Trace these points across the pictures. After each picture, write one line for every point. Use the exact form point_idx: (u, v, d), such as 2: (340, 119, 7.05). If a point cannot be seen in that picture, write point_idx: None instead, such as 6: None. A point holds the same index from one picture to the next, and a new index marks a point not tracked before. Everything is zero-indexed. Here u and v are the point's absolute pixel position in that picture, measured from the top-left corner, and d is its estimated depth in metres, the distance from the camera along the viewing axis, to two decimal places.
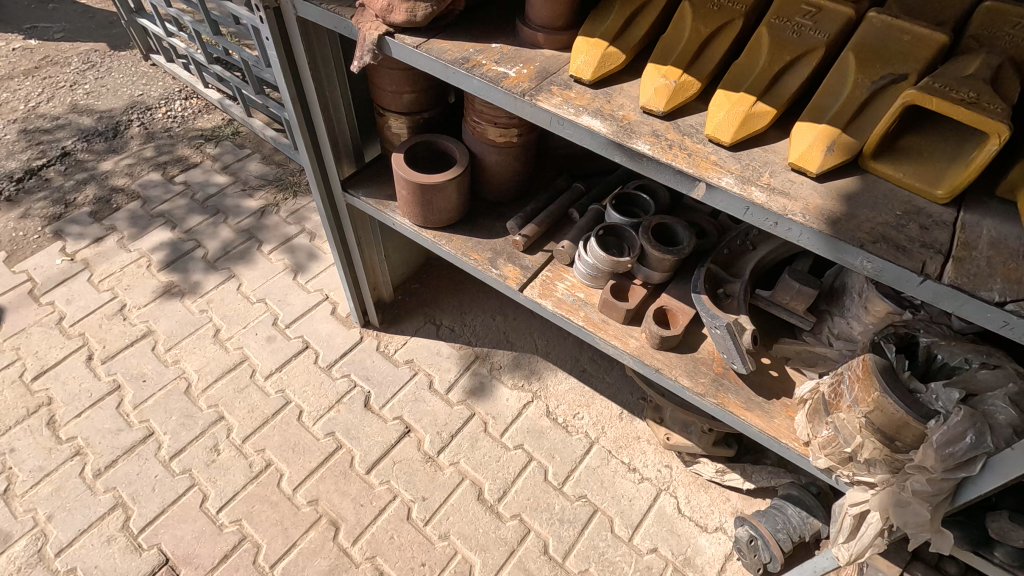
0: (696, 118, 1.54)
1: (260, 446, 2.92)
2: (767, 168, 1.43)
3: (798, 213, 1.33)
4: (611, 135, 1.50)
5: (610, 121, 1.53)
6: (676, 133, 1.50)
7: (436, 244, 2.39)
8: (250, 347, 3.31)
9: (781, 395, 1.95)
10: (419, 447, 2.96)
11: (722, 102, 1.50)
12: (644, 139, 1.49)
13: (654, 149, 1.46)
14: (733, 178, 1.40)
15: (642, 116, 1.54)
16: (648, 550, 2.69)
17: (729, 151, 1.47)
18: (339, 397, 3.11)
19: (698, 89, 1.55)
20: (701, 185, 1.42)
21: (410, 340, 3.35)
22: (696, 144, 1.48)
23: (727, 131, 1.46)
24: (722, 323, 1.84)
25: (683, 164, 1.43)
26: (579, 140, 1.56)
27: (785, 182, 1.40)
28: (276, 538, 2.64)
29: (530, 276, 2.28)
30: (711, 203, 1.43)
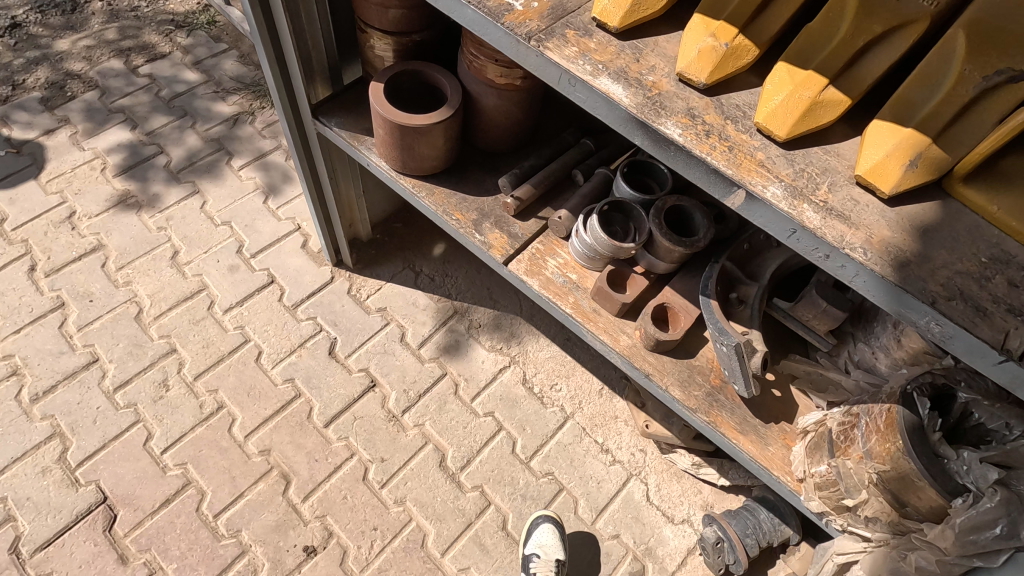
0: (743, 97, 1.20)
1: (213, 387, 2.72)
2: (826, 177, 1.11)
3: (857, 247, 1.03)
4: (634, 109, 1.15)
5: (634, 88, 1.18)
6: (717, 116, 1.16)
7: (414, 196, 2.06)
8: (210, 275, 3.03)
9: (780, 419, 1.73)
10: (382, 404, 2.78)
11: (782, 81, 1.15)
12: (675, 120, 1.15)
13: (686, 136, 1.13)
14: (781, 189, 1.08)
15: (677, 88, 1.19)
16: (610, 536, 2.60)
17: (781, 149, 1.14)
18: (302, 341, 2.88)
19: (753, 57, 1.20)
20: (740, 193, 1.10)
21: (385, 287, 3.08)
22: (739, 134, 1.14)
23: (782, 123, 1.12)
24: (732, 342, 1.58)
25: (720, 161, 1.11)
26: (593, 108, 1.22)
27: (847, 201, 1.08)
28: (222, 486, 2.51)
29: (518, 247, 1.98)
30: (748, 215, 1.13)
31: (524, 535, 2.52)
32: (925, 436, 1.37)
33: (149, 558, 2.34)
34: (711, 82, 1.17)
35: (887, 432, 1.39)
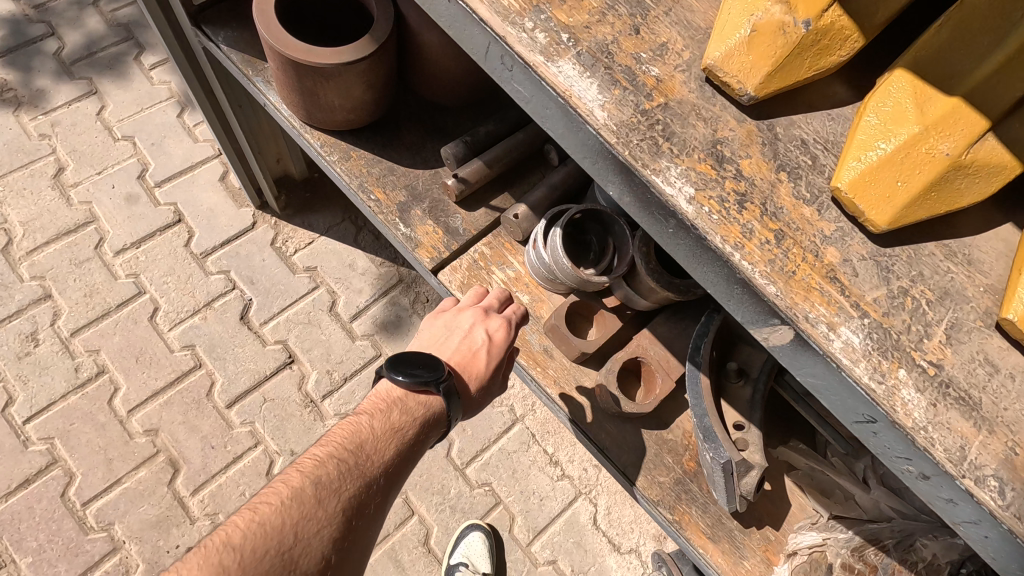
0: (816, 125, 0.81)
1: (94, 347, 2.27)
2: (949, 307, 0.75)
3: (991, 484, 0.68)
4: (609, 132, 0.77)
5: (617, 88, 0.79)
6: (766, 165, 0.78)
7: (324, 159, 1.51)
8: (101, 205, 2.47)
9: (765, 523, 1.32)
10: (300, 386, 2.34)
11: (899, 113, 0.76)
12: (686, 169, 0.77)
13: (700, 205, 0.75)
14: (860, 336, 0.72)
15: (699, 95, 0.80)
16: (545, 561, 2.30)
17: (864, 236, 0.77)
18: (209, 300, 2.39)
19: (848, 51, 0.79)
20: (786, 335, 0.74)
21: (318, 241, 2.55)
22: (794, 205, 0.77)
23: (889, 193, 0.74)
24: (722, 457, 1.11)
25: (758, 264, 0.74)
26: (539, 112, 0.84)
27: (973, 371, 0.72)
28: (95, 470, 2.12)
29: (456, 248, 1.45)
30: (798, 372, 0.77)
31: (449, 548, 2.24)
32: None
33: None
34: (761, 83, 0.77)
35: None
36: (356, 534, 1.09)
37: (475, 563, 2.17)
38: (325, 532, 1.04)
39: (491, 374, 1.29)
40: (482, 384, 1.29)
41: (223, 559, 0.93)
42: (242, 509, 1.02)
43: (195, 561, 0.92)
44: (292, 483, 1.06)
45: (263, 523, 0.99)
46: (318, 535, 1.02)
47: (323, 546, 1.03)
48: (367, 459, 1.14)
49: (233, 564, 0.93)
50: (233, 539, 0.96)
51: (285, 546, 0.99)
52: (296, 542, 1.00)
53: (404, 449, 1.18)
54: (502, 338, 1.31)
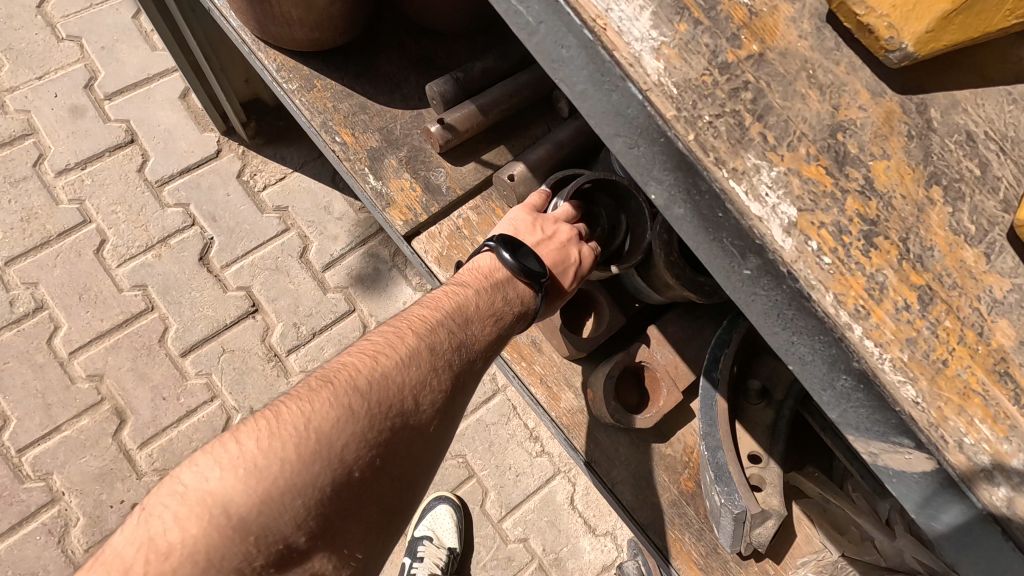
0: (987, 109, 0.63)
1: (31, 279, 2.02)
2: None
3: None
4: (663, 79, 0.63)
5: (681, 22, 0.65)
6: (911, 172, 0.62)
7: (280, 87, 1.22)
8: (42, 116, 2.15)
9: (764, 556, 1.16)
10: (263, 338, 2.13)
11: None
12: (785, 173, 0.62)
13: (803, 236, 0.60)
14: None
15: (815, 45, 0.63)
16: (516, 539, 2.18)
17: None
18: (164, 236, 2.14)
19: None
20: (913, 459, 0.59)
21: (291, 176, 2.27)
22: (952, 244, 0.61)
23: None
24: (737, 506, 0.93)
25: (890, 348, 0.59)
26: (551, 51, 0.67)
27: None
28: (32, 415, 1.94)
29: (435, 211, 1.20)
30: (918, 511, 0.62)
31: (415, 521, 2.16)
32: None
33: None
34: (932, 30, 0.58)
35: None
36: (467, 402, 1.00)
37: (440, 537, 2.09)
38: (440, 397, 0.95)
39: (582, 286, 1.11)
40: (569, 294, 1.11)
41: (350, 402, 0.85)
42: (361, 351, 0.93)
43: (324, 397, 0.84)
44: (409, 337, 0.96)
45: (386, 373, 0.90)
46: (437, 395, 0.93)
47: (437, 410, 0.94)
48: (481, 325, 1.01)
49: (360, 409, 0.85)
50: (356, 384, 0.87)
51: (404, 406, 0.90)
52: (417, 401, 0.91)
53: (512, 329, 1.05)
54: (594, 262, 1.11)
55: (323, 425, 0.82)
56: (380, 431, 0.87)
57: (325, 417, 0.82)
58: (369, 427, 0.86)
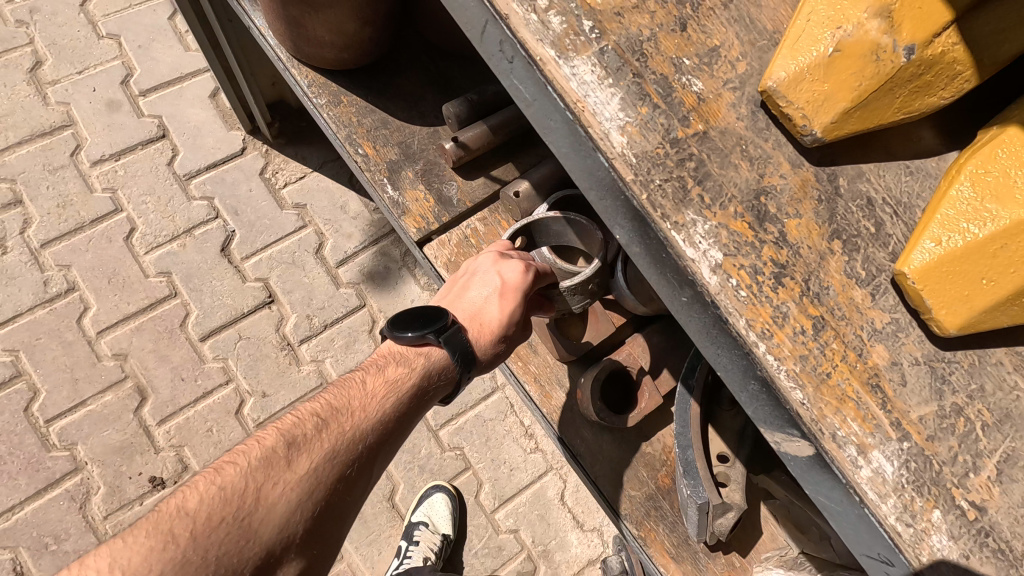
0: (888, 181, 0.80)
1: (64, 262, 2.16)
2: (1007, 435, 0.75)
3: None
4: (627, 154, 0.77)
5: (643, 105, 0.79)
6: (818, 229, 0.78)
7: (310, 101, 1.34)
8: (80, 109, 2.29)
9: (730, 549, 1.27)
10: (278, 327, 2.25)
11: (1009, 189, 0.72)
12: (716, 226, 0.77)
13: (725, 275, 0.75)
14: (894, 470, 0.73)
15: (748, 125, 0.79)
16: (507, 530, 2.30)
17: (922, 332, 0.77)
18: (189, 227, 2.26)
19: (950, 94, 0.76)
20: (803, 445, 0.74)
21: (309, 176, 2.40)
22: (845, 285, 0.77)
23: (971, 291, 0.73)
24: (700, 497, 1.04)
25: (786, 360, 0.74)
26: (543, 123, 0.81)
27: (1018, 519, 0.72)
28: (60, 388, 2.07)
29: (446, 222, 1.32)
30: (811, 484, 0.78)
31: (412, 506, 2.24)
32: None
33: None
34: (835, 121, 0.75)
35: None
36: (327, 507, 0.98)
37: (436, 523, 2.17)
38: (295, 498, 0.95)
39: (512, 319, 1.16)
40: (501, 333, 1.16)
41: (170, 532, 0.85)
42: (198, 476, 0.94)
43: (142, 529, 0.85)
44: (260, 447, 0.98)
45: (213, 497, 0.90)
46: (277, 506, 0.93)
47: (281, 523, 0.93)
48: (343, 423, 1.04)
49: (181, 536, 0.85)
50: (181, 509, 0.88)
51: (244, 514, 0.90)
52: (255, 514, 0.91)
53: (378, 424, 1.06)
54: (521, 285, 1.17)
55: (130, 564, 0.81)
56: (212, 551, 0.86)
57: (138, 550, 0.83)
58: (196, 549, 0.85)
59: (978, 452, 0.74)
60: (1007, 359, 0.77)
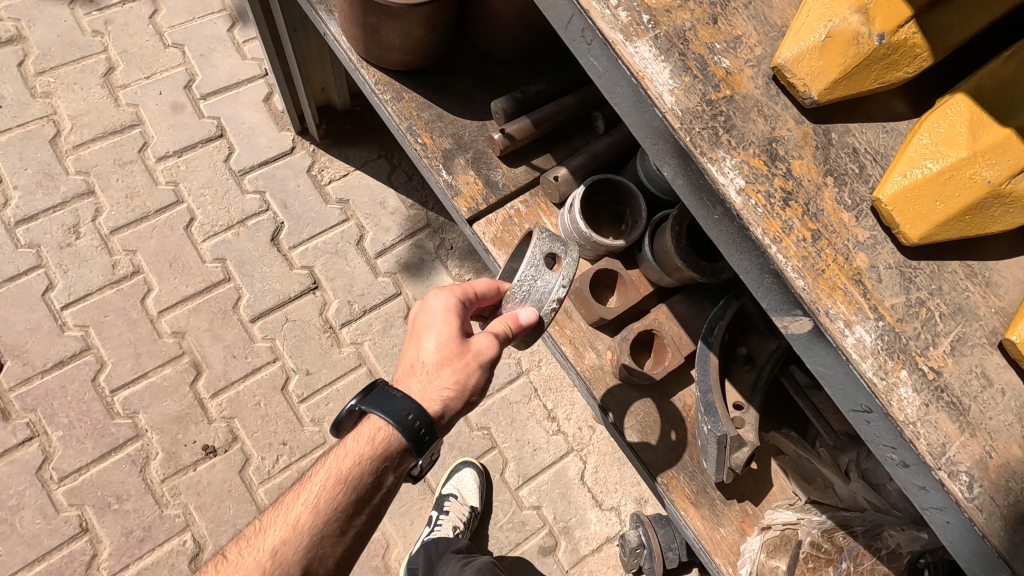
0: (869, 136, 0.87)
1: (130, 247, 2.36)
2: (960, 322, 0.81)
3: (962, 477, 0.74)
4: (675, 114, 0.85)
5: (687, 75, 0.87)
6: (816, 168, 0.85)
7: (376, 97, 1.53)
8: (148, 110, 2.51)
9: (744, 497, 1.41)
10: (321, 311, 2.44)
11: (952, 136, 0.82)
12: (741, 161, 0.84)
13: (748, 196, 0.82)
14: (873, 337, 0.79)
15: (763, 92, 0.87)
16: (530, 506, 2.45)
17: (895, 247, 0.83)
18: (243, 218, 2.46)
19: (915, 68, 0.86)
20: (804, 321, 0.81)
21: (352, 174, 2.60)
22: (837, 209, 0.84)
23: (927, 211, 0.80)
24: (719, 430, 1.19)
25: (792, 258, 0.81)
26: (615, 97, 0.91)
27: (968, 382, 0.78)
28: (124, 361, 2.26)
29: (493, 202, 1.50)
30: (808, 356, 0.85)
31: (442, 480, 2.40)
32: None
33: (33, 420, 2.14)
34: (828, 88, 0.84)
35: None
36: None
37: (464, 495, 2.32)
38: None
39: (455, 343, 1.27)
40: (450, 360, 1.25)
41: None
42: None
43: None
44: None
45: None
46: None
47: None
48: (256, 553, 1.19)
49: None
50: None
51: None
52: None
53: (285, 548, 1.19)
54: (454, 313, 1.29)
55: None
56: None
57: None
58: None
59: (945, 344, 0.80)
60: (961, 271, 0.83)
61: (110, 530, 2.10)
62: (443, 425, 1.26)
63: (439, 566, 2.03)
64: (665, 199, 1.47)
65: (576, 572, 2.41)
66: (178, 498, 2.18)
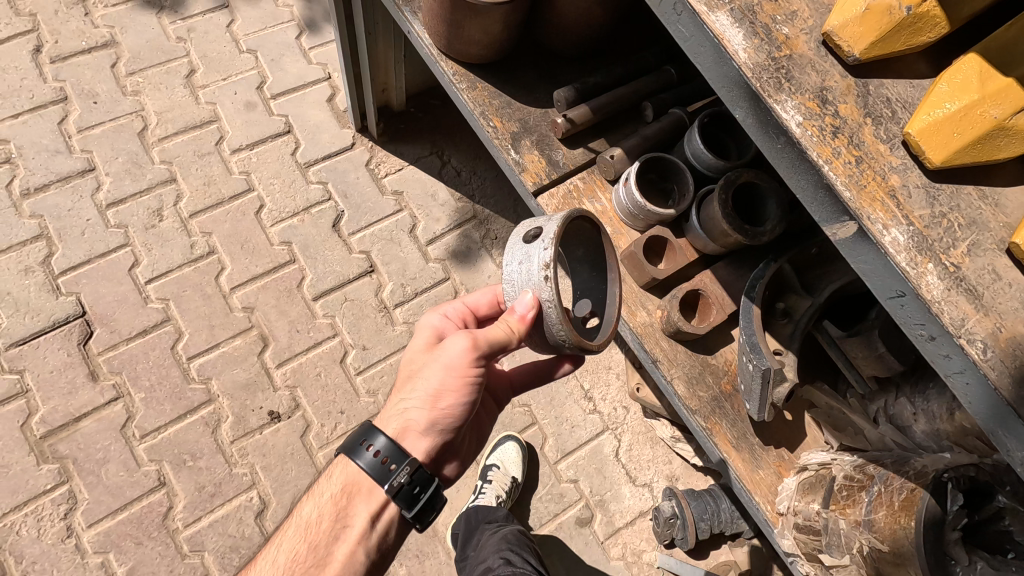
0: (899, 90, 0.99)
1: (207, 230, 2.59)
2: (972, 232, 0.91)
3: (977, 341, 0.86)
4: (748, 69, 0.99)
5: (755, 36, 1.01)
6: (857, 111, 0.97)
7: (453, 86, 1.74)
8: (224, 107, 2.77)
9: (781, 444, 1.57)
10: (377, 292, 2.64)
11: (966, 85, 0.93)
12: (797, 102, 0.97)
13: (805, 129, 0.96)
14: (905, 236, 0.91)
15: (816, 53, 1.00)
16: (568, 479, 2.59)
17: (923, 176, 0.94)
18: (307, 206, 2.69)
19: (936, 35, 0.98)
20: (849, 225, 0.95)
21: (406, 169, 2.83)
22: (877, 142, 0.96)
23: (946, 140, 0.91)
24: (763, 364, 1.37)
25: (840, 176, 0.94)
26: (694, 53, 1.06)
27: (982, 274, 0.89)
28: (200, 332, 2.46)
29: (555, 178, 1.70)
30: (849, 252, 0.98)
31: (487, 453, 2.57)
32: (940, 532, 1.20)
33: (118, 382, 2.35)
34: (867, 47, 0.96)
35: (902, 513, 1.26)
36: None
37: (506, 466, 2.49)
38: None
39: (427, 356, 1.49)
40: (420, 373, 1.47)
41: None
42: None
43: None
44: None
45: None
46: None
47: None
48: None
49: None
50: None
51: None
52: None
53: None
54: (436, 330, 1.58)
55: None
56: None
57: None
58: None
59: (965, 248, 0.90)
60: (975, 194, 0.94)
61: (185, 485, 2.29)
62: (413, 438, 1.42)
63: (475, 534, 2.18)
64: (710, 176, 1.65)
65: (610, 543, 2.54)
66: (245, 458, 2.36)
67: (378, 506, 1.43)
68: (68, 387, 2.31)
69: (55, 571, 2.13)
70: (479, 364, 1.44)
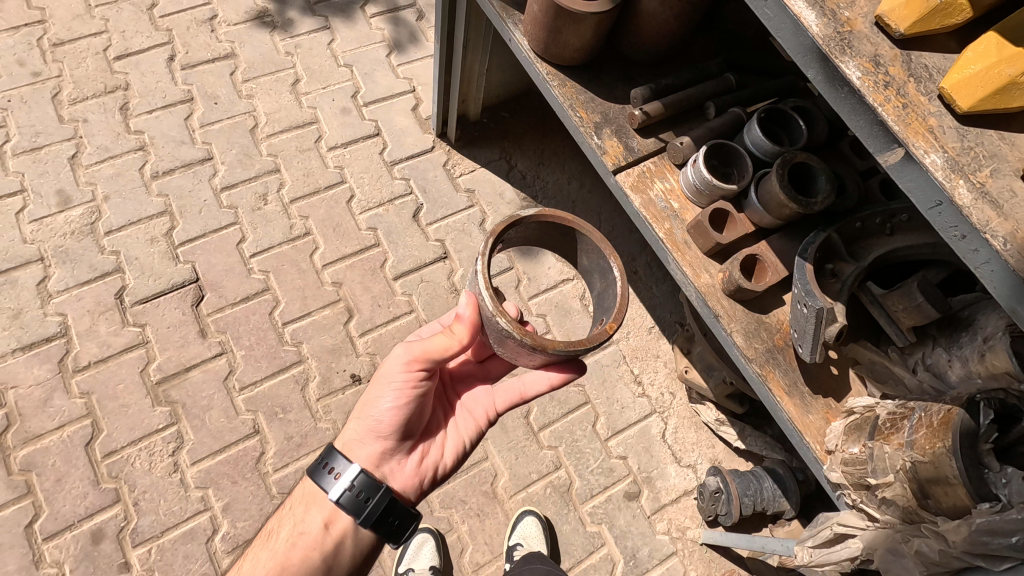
0: (935, 60, 1.27)
1: (304, 215, 2.93)
2: (993, 163, 1.17)
3: (998, 236, 1.11)
4: (820, 39, 1.29)
5: (824, 15, 1.30)
6: (903, 71, 1.25)
7: (545, 83, 2.06)
8: (323, 111, 3.17)
9: (828, 394, 1.76)
10: (449, 276, 2.93)
11: (987, 53, 1.19)
12: (858, 62, 1.26)
13: (864, 82, 1.24)
14: (941, 160, 1.18)
15: (871, 30, 1.29)
16: (617, 456, 2.77)
17: (955, 121, 1.21)
18: (391, 198, 3.03)
19: (963, 19, 1.24)
20: (898, 152, 1.25)
21: (478, 170, 3.16)
22: (920, 94, 1.23)
23: (970, 92, 1.18)
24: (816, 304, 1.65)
25: (890, 115, 1.21)
26: (777, 28, 1.38)
27: (1004, 191, 1.14)
28: (295, 301, 2.77)
29: (631, 160, 1.99)
30: (896, 175, 1.26)
31: (509, 531, 2.56)
32: (975, 443, 1.45)
33: (223, 339, 2.66)
34: (907, 25, 1.24)
35: (939, 430, 1.49)
36: None
37: (529, 543, 2.47)
38: None
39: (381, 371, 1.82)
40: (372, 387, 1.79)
41: None
42: None
43: None
44: None
45: None
46: None
47: None
48: None
49: None
50: None
51: None
52: None
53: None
54: None
55: None
56: None
57: None
58: None
59: (990, 172, 1.16)
60: (996, 137, 1.20)
61: (276, 434, 2.55)
62: (360, 449, 1.76)
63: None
64: (767, 160, 1.94)
65: (656, 518, 2.70)
66: (328, 414, 2.61)
67: (330, 514, 1.73)
68: (182, 341, 2.62)
69: (162, 500, 2.39)
70: (415, 374, 1.72)
